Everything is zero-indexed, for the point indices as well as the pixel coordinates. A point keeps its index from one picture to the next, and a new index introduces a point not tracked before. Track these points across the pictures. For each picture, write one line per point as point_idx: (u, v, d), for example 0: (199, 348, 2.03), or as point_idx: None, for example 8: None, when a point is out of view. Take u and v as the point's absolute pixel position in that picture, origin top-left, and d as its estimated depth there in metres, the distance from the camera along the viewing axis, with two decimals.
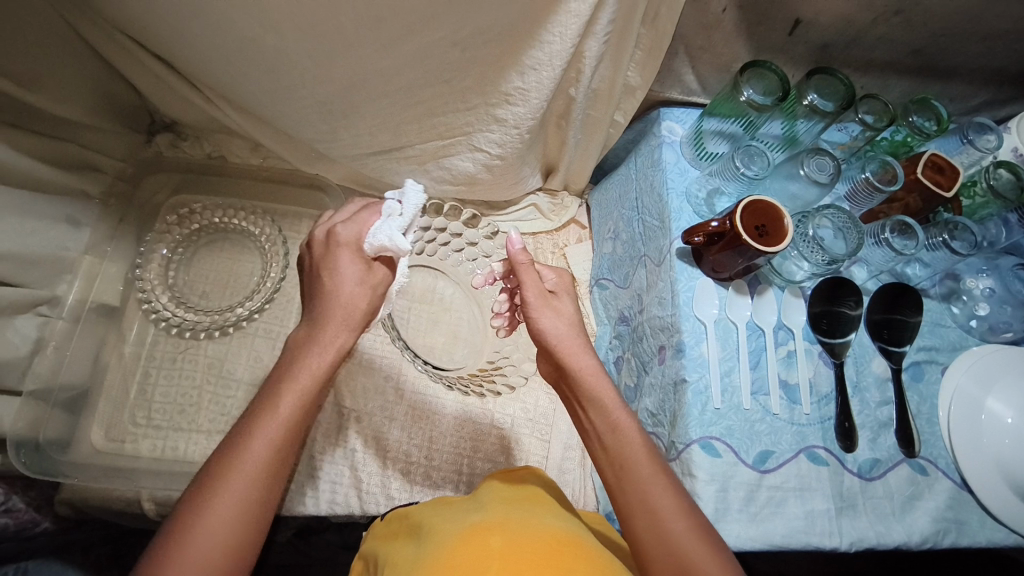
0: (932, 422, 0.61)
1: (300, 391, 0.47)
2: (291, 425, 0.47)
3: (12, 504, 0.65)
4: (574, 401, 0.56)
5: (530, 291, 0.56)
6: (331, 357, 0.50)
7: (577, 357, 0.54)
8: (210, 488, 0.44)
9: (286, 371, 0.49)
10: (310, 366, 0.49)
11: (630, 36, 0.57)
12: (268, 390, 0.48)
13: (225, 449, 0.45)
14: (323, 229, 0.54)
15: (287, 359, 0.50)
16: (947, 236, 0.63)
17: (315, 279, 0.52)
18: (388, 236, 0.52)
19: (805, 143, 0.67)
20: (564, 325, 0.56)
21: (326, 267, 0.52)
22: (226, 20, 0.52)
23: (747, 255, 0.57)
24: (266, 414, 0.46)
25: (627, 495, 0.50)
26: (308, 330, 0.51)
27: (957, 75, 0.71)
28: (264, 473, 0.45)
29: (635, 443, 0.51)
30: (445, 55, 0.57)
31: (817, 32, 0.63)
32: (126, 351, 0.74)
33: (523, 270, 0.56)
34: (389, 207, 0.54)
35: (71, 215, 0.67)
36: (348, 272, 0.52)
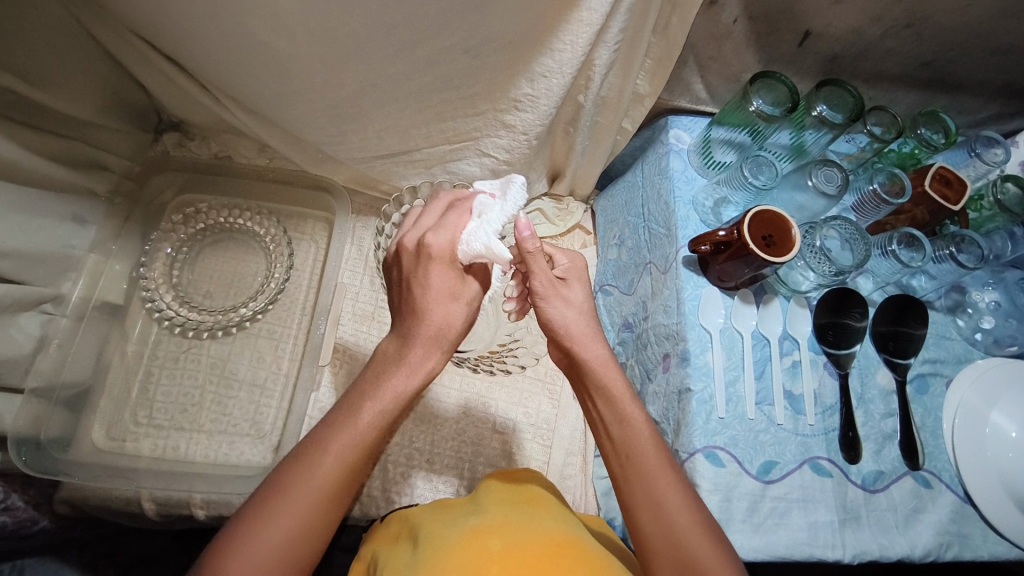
0: (936, 435, 0.61)
1: (381, 409, 0.48)
2: (366, 443, 0.48)
3: (11, 502, 0.64)
4: (581, 388, 0.56)
5: (541, 281, 0.54)
6: (416, 377, 0.50)
7: (585, 344, 0.55)
8: (284, 492, 0.45)
9: (369, 384, 0.50)
10: (396, 387, 0.49)
11: (641, 44, 0.56)
12: (349, 405, 0.49)
13: (298, 456, 0.47)
14: (413, 236, 0.51)
15: (373, 373, 0.50)
16: (954, 248, 0.63)
17: (406, 293, 0.51)
18: (486, 242, 0.49)
19: (813, 153, 0.67)
20: (571, 312, 0.56)
21: (417, 278, 0.50)
22: (240, 23, 0.52)
23: (754, 264, 0.57)
24: (345, 428, 0.47)
25: (633, 484, 0.50)
26: (399, 343, 0.51)
27: (964, 89, 0.71)
28: (333, 487, 0.46)
29: (641, 431, 0.52)
30: (456, 61, 0.57)
31: (827, 44, 0.63)
32: (128, 349, 0.74)
33: (532, 257, 0.53)
34: (480, 208, 0.52)
35: (77, 213, 0.67)
36: (438, 282, 0.49)
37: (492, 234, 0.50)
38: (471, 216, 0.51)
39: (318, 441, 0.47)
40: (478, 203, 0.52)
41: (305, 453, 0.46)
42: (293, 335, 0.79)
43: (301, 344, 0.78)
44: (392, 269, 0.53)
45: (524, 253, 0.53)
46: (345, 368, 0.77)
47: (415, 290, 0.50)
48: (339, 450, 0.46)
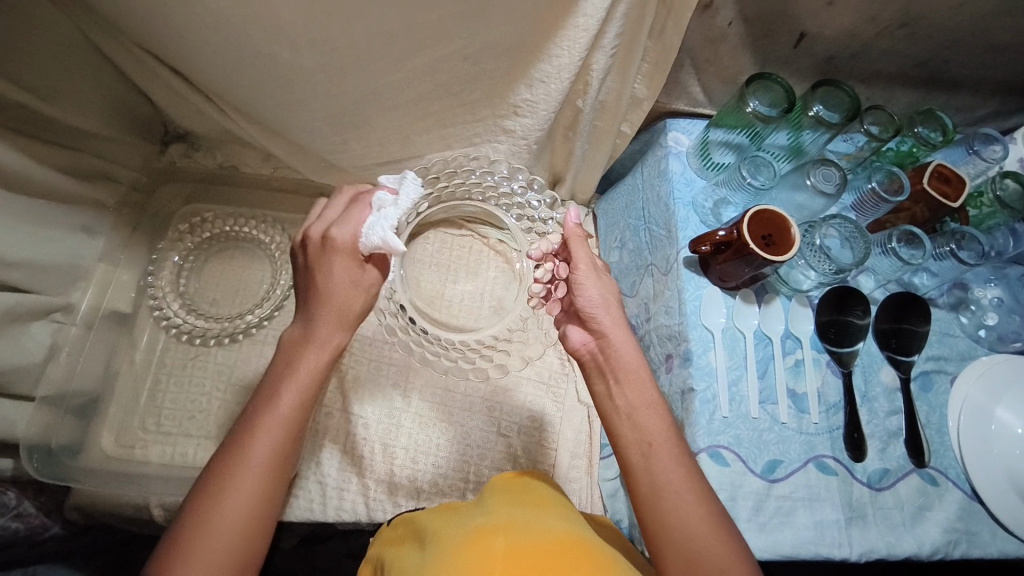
0: (941, 432, 0.61)
1: (299, 390, 0.51)
2: (290, 424, 0.51)
3: (22, 508, 0.66)
4: (602, 371, 0.55)
5: (583, 264, 0.55)
6: (326, 354, 0.53)
7: (611, 327, 0.55)
8: (221, 481, 0.48)
9: (285, 368, 0.52)
10: (309, 364, 0.52)
11: (637, 48, 0.57)
12: (270, 388, 0.52)
13: (231, 445, 0.50)
14: (319, 228, 0.54)
15: (285, 358, 0.53)
16: (954, 245, 0.64)
17: (308, 279, 0.53)
18: (382, 234, 0.50)
19: (811, 153, 0.68)
20: (598, 291, 0.55)
21: (318, 270, 0.53)
22: (245, 35, 0.53)
23: (753, 264, 0.57)
24: (268, 413, 0.50)
25: (654, 473, 0.50)
26: (304, 328, 0.53)
27: (962, 87, 0.72)
28: (268, 472, 0.49)
29: (663, 419, 0.53)
30: (456, 68, 0.58)
31: (822, 45, 0.64)
32: (136, 357, 0.75)
33: (575, 240, 0.57)
34: (377, 203, 0.53)
35: (87, 224, 0.68)
36: (340, 276, 0.52)
37: (390, 224, 0.51)
38: (370, 210, 0.53)
39: (247, 428, 0.50)
40: (377, 197, 0.53)
41: (237, 442, 0.50)
42: None
43: None
44: (297, 254, 0.55)
45: (569, 237, 0.57)
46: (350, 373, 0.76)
47: (311, 284, 0.53)
48: (265, 437, 0.49)
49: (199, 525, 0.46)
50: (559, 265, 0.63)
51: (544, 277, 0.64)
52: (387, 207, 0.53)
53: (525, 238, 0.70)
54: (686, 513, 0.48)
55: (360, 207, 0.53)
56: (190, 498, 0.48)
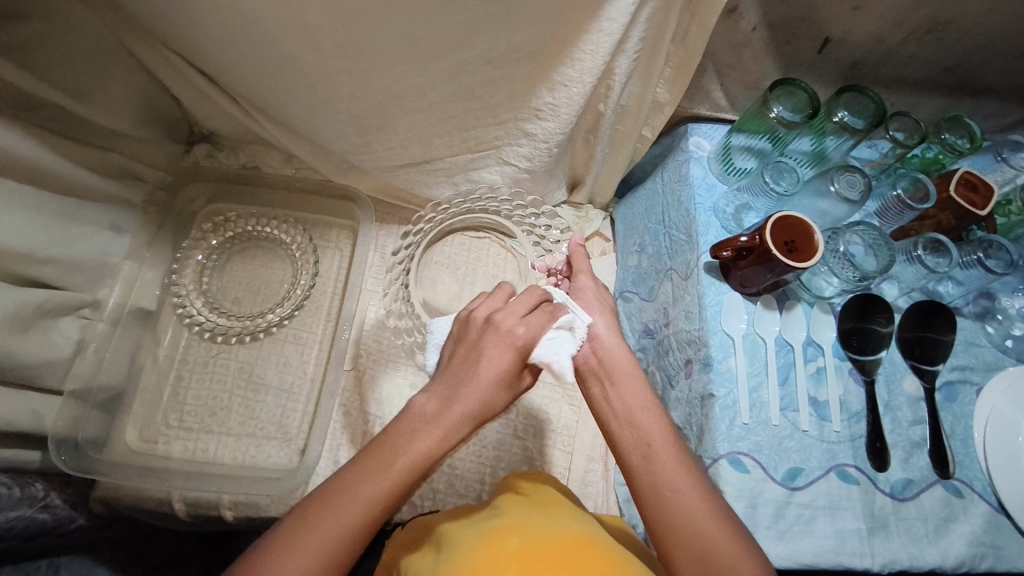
0: (966, 443, 0.60)
1: (398, 477, 0.47)
2: (374, 512, 0.45)
3: (50, 500, 0.64)
4: (596, 374, 0.57)
5: (584, 274, 0.65)
6: (443, 443, 0.49)
7: (604, 328, 0.59)
8: (296, 537, 0.43)
9: (399, 442, 0.48)
10: (423, 450, 0.48)
11: (661, 52, 0.57)
12: (375, 464, 0.47)
13: (323, 501, 0.45)
14: (484, 311, 0.54)
15: (404, 431, 0.49)
16: (982, 253, 0.63)
17: (473, 356, 0.52)
18: (557, 357, 0.52)
19: (835, 159, 0.67)
20: (594, 297, 0.63)
21: (476, 350, 0.52)
22: (275, 38, 0.54)
23: (776, 271, 0.56)
24: (368, 486, 0.46)
25: (654, 471, 0.50)
26: (437, 406, 0.50)
27: (990, 93, 0.71)
28: (342, 549, 0.44)
29: (658, 416, 0.53)
30: (480, 71, 0.58)
31: (847, 50, 0.64)
32: (160, 353, 0.76)
33: (578, 256, 0.66)
34: (563, 323, 0.54)
35: (114, 221, 0.70)
36: (494, 358, 0.51)
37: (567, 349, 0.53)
38: (554, 324, 0.54)
39: (340, 491, 0.45)
40: (565, 316, 0.55)
41: (321, 504, 0.45)
42: (318, 341, 0.80)
43: (326, 349, 0.80)
44: (466, 329, 0.54)
45: (574, 251, 0.66)
46: (368, 373, 0.77)
47: (464, 364, 0.52)
48: (349, 516, 0.44)
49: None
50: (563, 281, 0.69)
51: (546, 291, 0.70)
52: (567, 330, 0.54)
53: (532, 248, 0.78)
54: (687, 510, 0.48)
55: (548, 317, 0.54)
56: (259, 541, 0.44)
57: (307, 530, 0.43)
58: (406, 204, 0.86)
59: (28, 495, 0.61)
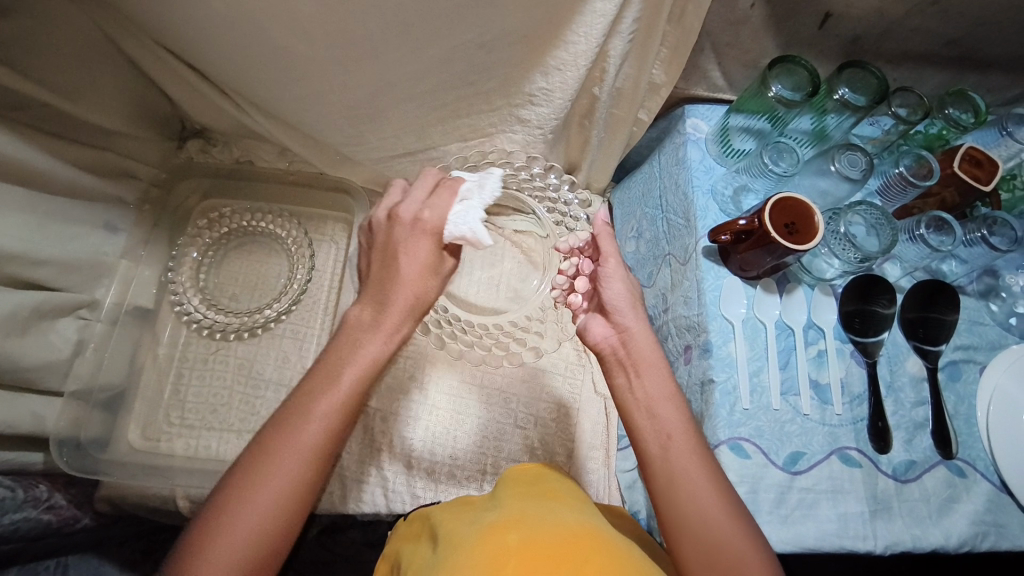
0: (969, 423, 0.60)
1: (350, 385, 0.49)
2: (333, 420, 0.48)
3: (54, 501, 0.65)
4: (621, 365, 0.54)
5: (612, 259, 0.55)
6: (390, 343, 0.51)
7: (635, 320, 0.54)
8: (268, 455, 0.46)
9: (343, 350, 0.50)
10: (371, 354, 0.50)
11: (657, 32, 0.56)
12: (322, 376, 0.49)
13: (282, 418, 0.47)
14: (406, 209, 0.52)
15: (345, 344, 0.50)
16: (986, 231, 0.62)
17: (390, 259, 0.52)
18: (469, 226, 0.52)
19: (836, 138, 0.66)
20: (623, 286, 0.55)
21: (393, 252, 0.52)
22: (261, 29, 0.53)
23: (776, 253, 0.55)
24: (323, 396, 0.48)
25: (671, 463, 0.49)
26: (372, 313, 0.51)
27: (995, 66, 0.69)
28: (315, 455, 0.47)
29: (678, 410, 0.51)
30: (472, 58, 0.57)
31: (849, 25, 0.62)
32: (160, 352, 0.76)
33: (603, 237, 0.56)
34: (461, 198, 0.54)
35: (108, 220, 0.69)
36: (416, 259, 0.51)
37: (475, 217, 0.53)
38: (457, 199, 0.54)
39: (297, 410, 0.47)
40: (464, 188, 0.54)
41: (280, 423, 0.47)
42: (316, 335, 0.80)
43: (324, 343, 0.79)
44: (377, 232, 0.54)
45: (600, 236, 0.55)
46: None
47: (385, 268, 0.52)
48: (311, 430, 0.47)
49: (239, 497, 0.45)
50: (585, 261, 0.61)
51: (568, 271, 0.62)
52: (472, 201, 0.54)
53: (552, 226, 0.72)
54: (702, 503, 0.47)
55: (450, 192, 0.54)
56: (233, 468, 0.47)
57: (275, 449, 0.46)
58: None
59: (33, 497, 0.62)
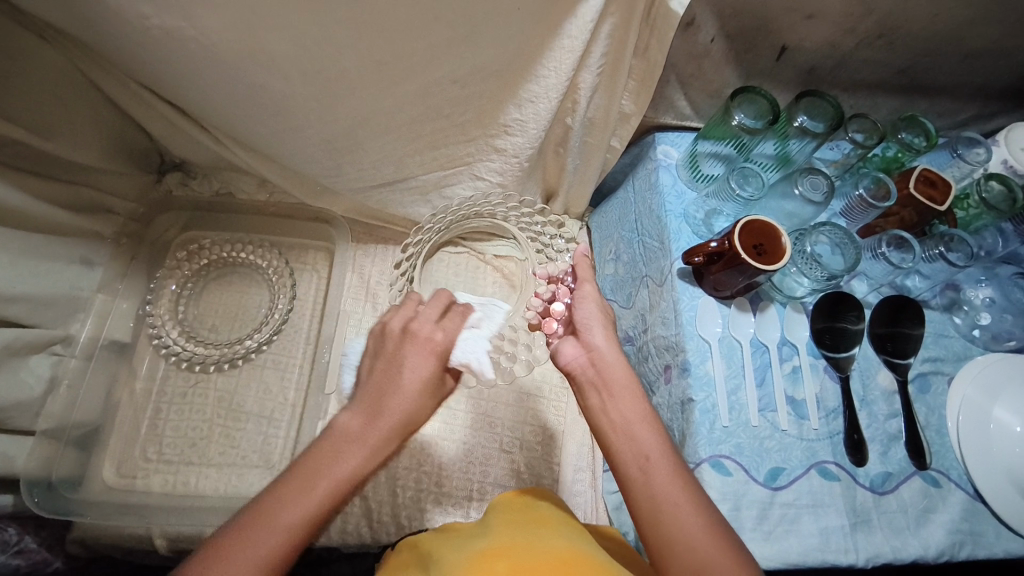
0: (941, 433, 0.61)
1: (323, 494, 0.45)
2: (295, 536, 0.43)
3: (23, 544, 0.63)
4: (594, 386, 0.56)
5: (587, 283, 0.61)
6: (370, 458, 0.49)
7: (603, 339, 0.58)
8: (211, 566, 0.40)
9: (321, 456, 0.47)
10: (348, 467, 0.47)
11: (623, 67, 0.59)
12: (298, 486, 0.45)
13: (241, 526, 0.43)
14: (399, 321, 0.56)
15: (327, 451, 0.48)
16: (943, 247, 0.64)
17: (387, 373, 0.53)
18: (475, 357, 0.57)
19: (799, 162, 0.69)
20: (595, 307, 0.60)
21: (396, 362, 0.53)
22: (240, 67, 0.54)
23: (748, 273, 0.57)
24: (292, 503, 0.44)
25: (652, 487, 0.49)
26: (361, 424, 0.50)
27: (943, 92, 0.73)
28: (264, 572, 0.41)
29: (656, 431, 0.52)
30: (446, 92, 0.59)
31: (804, 57, 0.65)
32: (136, 386, 0.75)
33: (580, 264, 0.61)
34: (474, 326, 0.60)
35: (84, 255, 0.68)
36: (414, 362, 0.53)
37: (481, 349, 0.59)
38: (466, 326, 0.60)
39: (261, 517, 0.43)
40: (472, 316, 0.61)
41: (238, 530, 0.43)
42: (298, 365, 0.79)
43: (306, 373, 0.79)
44: (372, 344, 0.56)
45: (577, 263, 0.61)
46: None
47: (386, 376, 0.52)
48: (269, 542, 0.42)
49: None
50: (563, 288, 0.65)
51: (545, 296, 0.66)
52: (476, 330, 0.60)
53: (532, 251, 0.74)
54: (688, 528, 0.46)
55: (461, 317, 0.59)
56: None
57: (222, 559, 0.41)
58: (381, 223, 0.86)
59: None
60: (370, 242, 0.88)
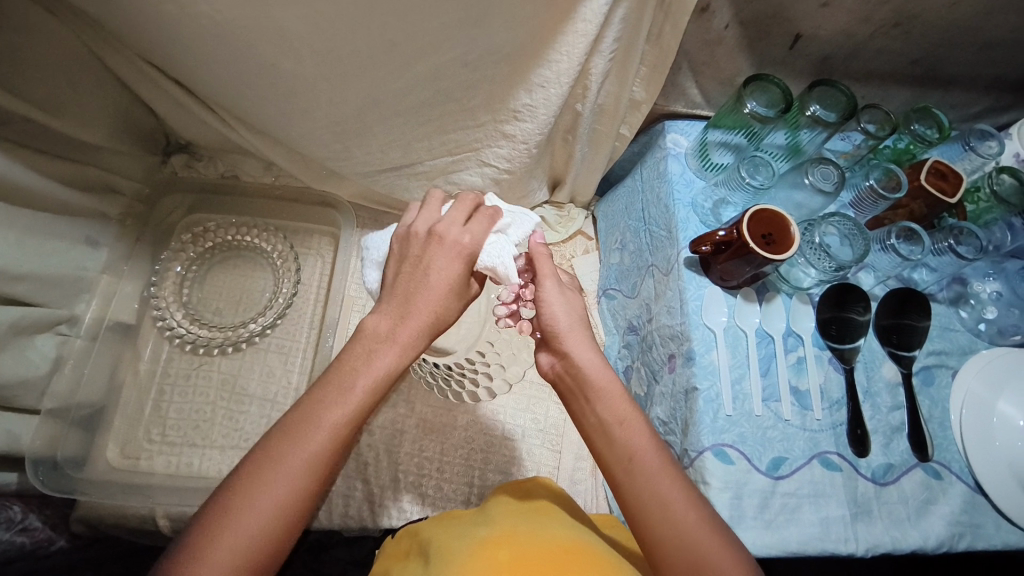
0: (944, 426, 0.61)
1: (360, 393, 0.46)
2: (338, 433, 0.44)
3: (27, 522, 0.62)
4: (575, 393, 0.55)
5: (549, 281, 0.56)
6: (403, 354, 0.48)
7: (579, 345, 0.55)
8: (258, 471, 0.42)
9: (354, 361, 0.47)
10: (385, 365, 0.47)
11: (635, 53, 0.58)
12: (335, 388, 0.45)
13: (282, 430, 0.44)
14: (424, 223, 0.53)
15: (360, 353, 0.47)
16: (953, 240, 0.64)
17: (413, 275, 0.50)
18: (502, 261, 0.53)
19: (809, 152, 0.69)
20: (561, 310, 0.56)
21: (423, 265, 0.50)
22: (249, 46, 0.53)
23: (755, 263, 0.57)
24: (331, 403, 0.45)
25: (637, 485, 0.49)
26: (390, 325, 0.49)
27: (956, 84, 0.72)
28: (312, 465, 0.43)
29: (641, 432, 0.52)
30: (456, 75, 0.58)
31: (818, 45, 0.64)
32: (141, 368, 0.75)
33: (541, 260, 0.57)
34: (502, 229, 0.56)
35: (89, 235, 0.68)
36: (439, 260, 0.50)
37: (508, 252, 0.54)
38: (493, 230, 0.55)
39: (302, 420, 0.44)
40: (501, 221, 0.56)
41: (286, 433, 0.44)
42: (302, 349, 0.79)
43: (310, 357, 0.79)
44: (397, 249, 0.53)
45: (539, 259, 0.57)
46: None
47: (412, 279, 0.50)
48: (316, 442, 0.43)
49: (219, 521, 0.40)
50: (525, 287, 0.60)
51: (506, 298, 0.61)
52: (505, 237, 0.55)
53: None
54: (679, 523, 0.47)
55: (488, 221, 0.54)
56: (211, 499, 0.42)
57: (274, 459, 0.42)
58: (388, 208, 0.87)
59: (5, 517, 0.59)
60: (376, 228, 0.88)
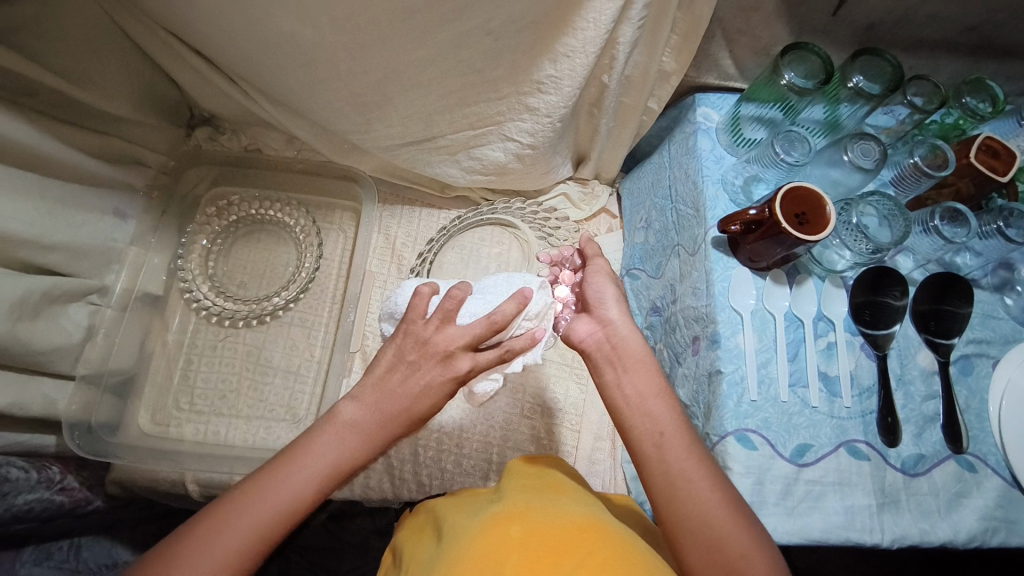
0: (981, 417, 0.59)
1: (321, 479, 0.48)
2: (286, 514, 0.47)
3: (67, 482, 0.65)
4: (607, 362, 0.54)
5: (599, 259, 0.60)
6: (365, 453, 0.50)
7: (618, 313, 0.56)
8: (206, 533, 0.44)
9: (318, 449, 0.49)
10: (343, 462, 0.49)
11: (665, 20, 0.55)
12: (294, 473, 0.47)
13: (237, 498, 0.46)
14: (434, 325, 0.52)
15: (325, 438, 0.49)
16: (1001, 223, 0.61)
17: (396, 373, 0.52)
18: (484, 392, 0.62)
19: (849, 127, 0.65)
20: (609, 284, 0.58)
21: (412, 371, 0.52)
22: (268, 14, 0.53)
23: (786, 245, 0.55)
24: (286, 486, 0.47)
25: (666, 463, 0.48)
26: (364, 414, 0.51)
27: (1015, 53, 0.67)
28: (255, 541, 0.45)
29: (671, 408, 0.51)
30: (479, 44, 0.56)
31: (863, 11, 0.61)
32: (169, 337, 0.77)
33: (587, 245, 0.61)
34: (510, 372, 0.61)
35: (117, 208, 0.70)
36: (428, 379, 0.51)
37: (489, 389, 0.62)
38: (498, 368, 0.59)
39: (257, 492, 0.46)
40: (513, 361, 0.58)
41: (233, 504, 0.46)
42: (324, 324, 0.80)
43: (332, 332, 0.80)
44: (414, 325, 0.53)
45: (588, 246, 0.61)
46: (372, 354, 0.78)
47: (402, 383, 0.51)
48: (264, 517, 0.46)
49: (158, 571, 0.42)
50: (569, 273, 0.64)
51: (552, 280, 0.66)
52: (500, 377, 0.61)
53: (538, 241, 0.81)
54: (703, 504, 0.46)
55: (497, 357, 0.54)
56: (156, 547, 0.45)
57: (216, 530, 0.45)
58: (408, 183, 0.85)
59: (45, 478, 0.62)
60: (399, 204, 0.87)
